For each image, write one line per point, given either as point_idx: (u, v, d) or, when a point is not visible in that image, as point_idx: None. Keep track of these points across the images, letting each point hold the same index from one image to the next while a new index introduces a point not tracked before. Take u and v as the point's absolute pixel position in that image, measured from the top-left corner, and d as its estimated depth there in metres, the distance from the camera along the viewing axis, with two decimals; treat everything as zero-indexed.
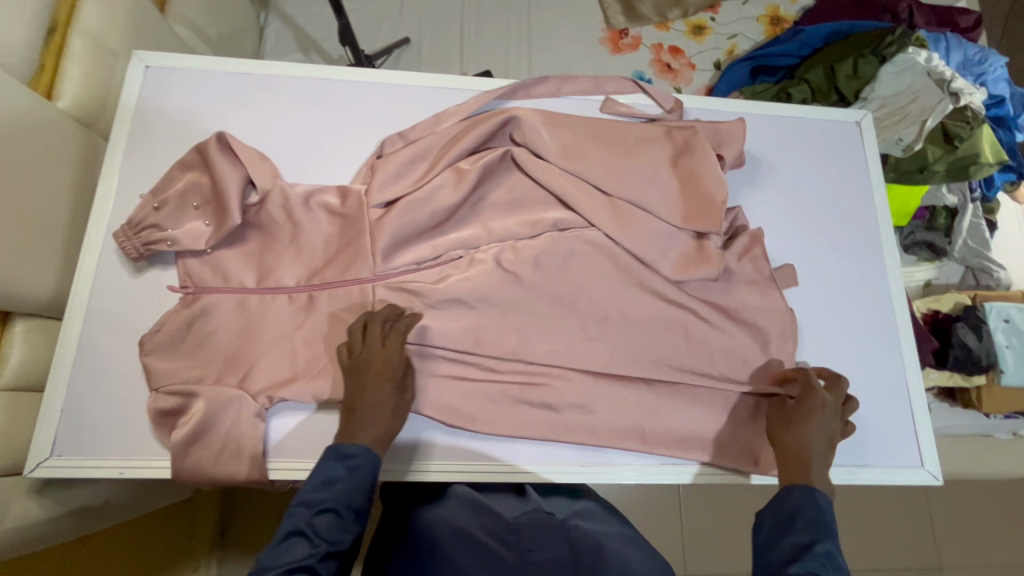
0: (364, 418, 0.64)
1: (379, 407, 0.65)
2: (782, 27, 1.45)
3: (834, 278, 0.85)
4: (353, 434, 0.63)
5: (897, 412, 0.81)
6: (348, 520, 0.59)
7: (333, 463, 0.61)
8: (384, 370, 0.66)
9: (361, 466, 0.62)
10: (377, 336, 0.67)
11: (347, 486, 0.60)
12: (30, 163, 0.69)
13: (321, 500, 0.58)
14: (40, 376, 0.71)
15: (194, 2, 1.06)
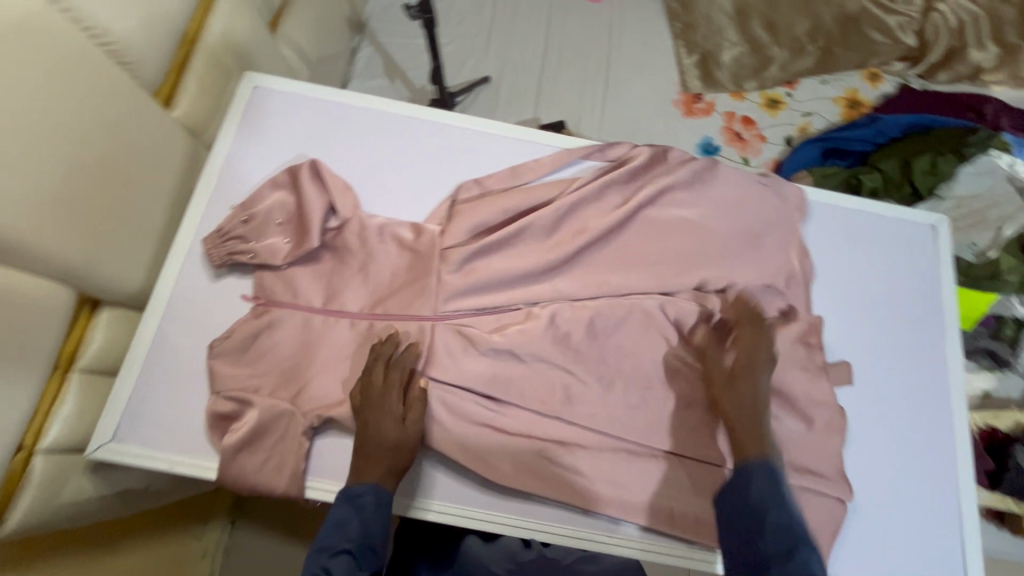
0: (367, 456, 0.68)
1: (382, 441, 0.68)
2: (861, 112, 1.43)
3: (892, 384, 0.83)
4: (359, 472, 0.68)
5: (947, 539, 0.77)
6: (360, 562, 0.63)
7: (344, 505, 0.66)
8: (390, 404, 0.70)
9: (370, 504, 0.66)
10: (379, 376, 0.71)
11: (359, 526, 0.65)
12: (135, 164, 0.75)
13: (335, 543, 0.63)
14: (114, 362, 0.76)
15: (303, 27, 1.14)
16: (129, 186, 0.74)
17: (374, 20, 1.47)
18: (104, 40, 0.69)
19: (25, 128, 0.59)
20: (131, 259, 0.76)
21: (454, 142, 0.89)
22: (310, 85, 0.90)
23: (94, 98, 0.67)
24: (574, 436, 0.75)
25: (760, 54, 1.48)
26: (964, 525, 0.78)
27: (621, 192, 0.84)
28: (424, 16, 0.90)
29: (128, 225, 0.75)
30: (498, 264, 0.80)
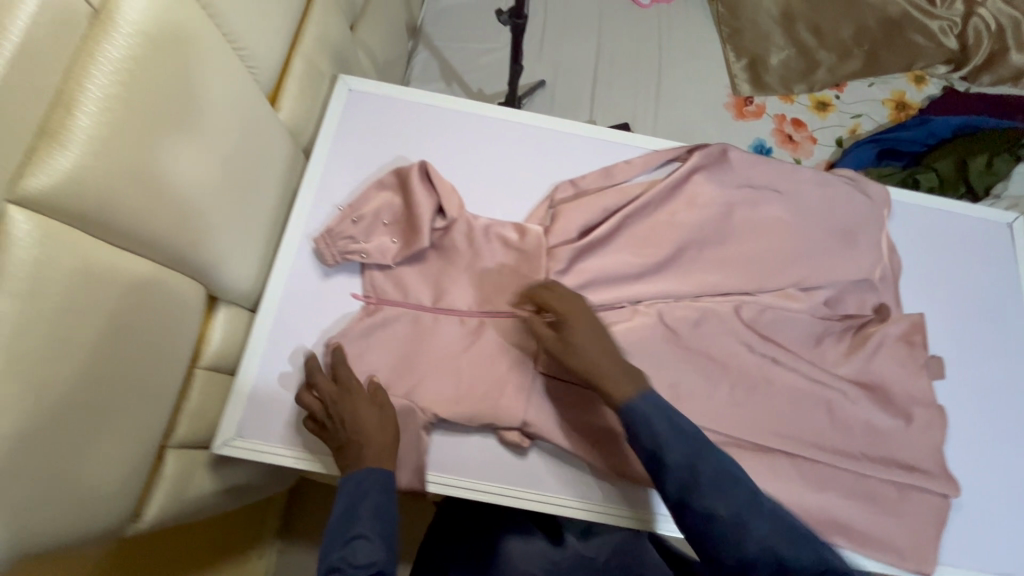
0: (358, 447, 0.68)
1: (366, 429, 0.68)
2: (908, 113, 1.46)
3: (980, 377, 0.86)
4: (354, 464, 0.67)
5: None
6: (378, 544, 0.60)
7: (349, 494, 0.65)
8: (357, 395, 0.71)
9: (374, 489, 0.65)
10: (329, 381, 0.72)
11: (366, 508, 0.63)
12: (256, 164, 0.75)
13: (346, 532, 0.61)
14: (230, 360, 0.77)
15: (374, 31, 1.16)
16: (248, 187, 0.74)
17: (428, 25, 1.49)
18: (237, 42, 0.68)
19: (180, 134, 0.58)
20: (247, 260, 0.76)
21: (545, 144, 0.92)
22: (403, 88, 0.92)
23: (230, 101, 0.66)
24: None
25: (807, 58, 1.51)
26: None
27: (716, 192, 0.86)
28: (516, 21, 0.92)
29: (247, 227, 0.75)
30: (601, 263, 0.82)
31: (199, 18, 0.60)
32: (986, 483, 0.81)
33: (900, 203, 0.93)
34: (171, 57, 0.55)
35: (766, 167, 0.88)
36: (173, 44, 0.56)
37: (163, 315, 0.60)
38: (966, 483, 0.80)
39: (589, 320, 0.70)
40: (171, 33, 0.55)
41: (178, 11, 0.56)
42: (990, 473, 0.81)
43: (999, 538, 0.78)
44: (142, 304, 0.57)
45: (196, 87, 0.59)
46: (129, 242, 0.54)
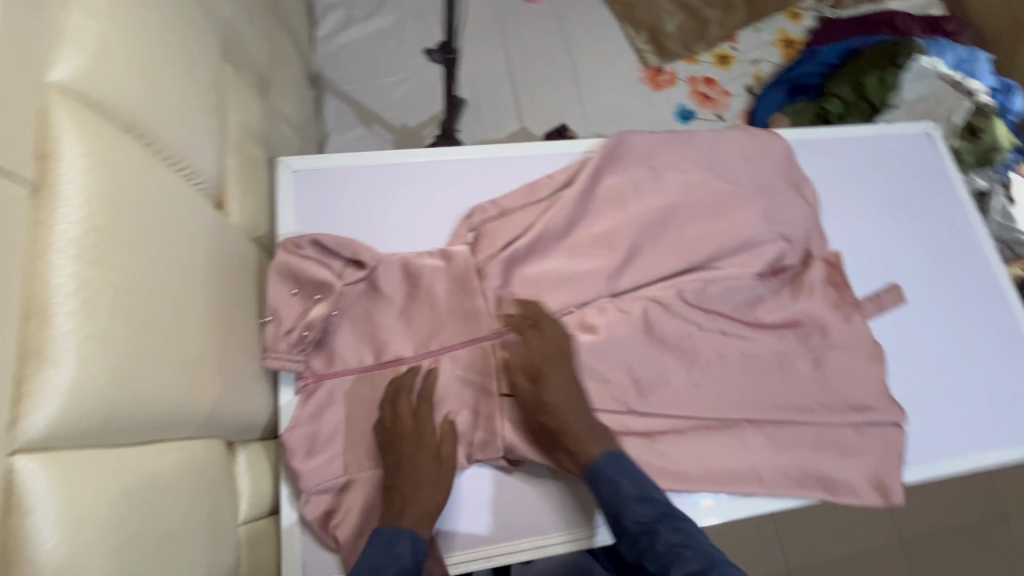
0: (407, 495, 0.65)
1: (421, 481, 0.65)
2: (797, 49, 1.58)
3: (945, 276, 0.95)
4: (398, 515, 0.64)
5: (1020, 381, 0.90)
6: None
7: (383, 552, 0.61)
8: (425, 442, 0.68)
9: (406, 552, 0.61)
10: (410, 410, 0.69)
11: (398, 570, 0.59)
12: (233, 286, 0.68)
13: None
14: (266, 499, 0.69)
15: (284, 96, 1.07)
16: (232, 313, 0.67)
17: (328, 69, 1.39)
18: (179, 164, 0.62)
19: (159, 288, 0.52)
20: (254, 389, 0.69)
21: (512, 172, 0.89)
22: (348, 154, 0.86)
23: (194, 231, 0.60)
24: (732, 411, 0.80)
25: (698, 17, 1.58)
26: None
27: (688, 178, 0.89)
28: (447, 57, 0.87)
29: (243, 355, 0.68)
30: (609, 279, 0.81)
31: (136, 154, 0.53)
32: (946, 373, 0.89)
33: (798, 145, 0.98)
34: (127, 211, 0.50)
35: (722, 142, 0.92)
36: (124, 195, 0.50)
37: (195, 485, 0.55)
38: (927, 382, 0.88)
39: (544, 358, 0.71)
40: (119, 185, 0.50)
41: (116, 158, 0.50)
42: (946, 362, 0.90)
43: (972, 414, 0.87)
44: (175, 483, 0.52)
45: (160, 232, 0.54)
46: (144, 425, 0.49)
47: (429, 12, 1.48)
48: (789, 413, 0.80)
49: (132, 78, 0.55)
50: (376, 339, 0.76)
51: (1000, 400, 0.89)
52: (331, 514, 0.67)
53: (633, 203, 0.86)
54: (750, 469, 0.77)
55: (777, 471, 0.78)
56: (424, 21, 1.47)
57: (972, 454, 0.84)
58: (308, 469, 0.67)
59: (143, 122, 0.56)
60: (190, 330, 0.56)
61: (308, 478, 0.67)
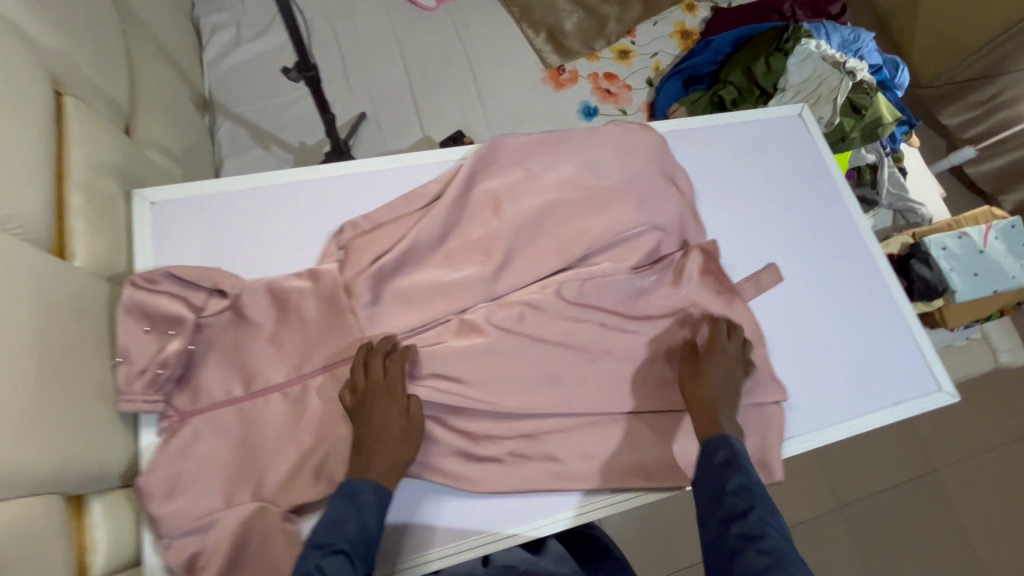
0: (375, 451, 0.67)
1: (386, 439, 0.68)
2: (693, 40, 1.62)
3: (822, 250, 0.99)
4: (364, 471, 0.66)
5: (896, 347, 0.95)
6: (357, 561, 0.60)
7: (345, 502, 0.64)
8: (390, 399, 0.69)
9: (371, 503, 0.64)
10: (379, 369, 0.70)
11: (355, 526, 0.62)
12: (77, 334, 0.65)
13: (331, 542, 0.60)
14: (127, 553, 0.66)
15: (155, 124, 1.03)
16: (75, 360, 0.64)
17: (218, 93, 1.36)
18: None
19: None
20: (108, 436, 0.66)
21: (387, 186, 0.88)
22: (213, 180, 0.83)
23: (16, 276, 0.57)
24: (618, 405, 0.80)
25: (596, 15, 1.60)
26: (906, 325, 0.96)
27: (563, 177, 0.89)
28: (307, 74, 0.85)
29: (91, 401, 0.65)
30: (485, 284, 0.81)
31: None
32: (824, 346, 0.92)
33: (673, 137, 1.01)
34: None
35: (597, 137, 0.93)
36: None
37: (24, 547, 0.52)
38: (807, 356, 0.91)
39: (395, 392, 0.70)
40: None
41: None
42: (825, 335, 0.93)
43: (849, 384, 0.91)
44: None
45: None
46: None
47: (323, 27, 1.46)
48: (675, 401, 0.81)
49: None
50: (244, 369, 0.74)
51: (875, 367, 0.93)
52: (197, 558, 0.64)
53: (508, 206, 0.86)
54: (638, 462, 0.77)
55: (664, 461, 0.78)
56: (318, 37, 1.45)
57: (848, 422, 0.88)
58: (166, 514, 0.64)
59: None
60: (10, 383, 0.53)
61: (169, 523, 0.64)
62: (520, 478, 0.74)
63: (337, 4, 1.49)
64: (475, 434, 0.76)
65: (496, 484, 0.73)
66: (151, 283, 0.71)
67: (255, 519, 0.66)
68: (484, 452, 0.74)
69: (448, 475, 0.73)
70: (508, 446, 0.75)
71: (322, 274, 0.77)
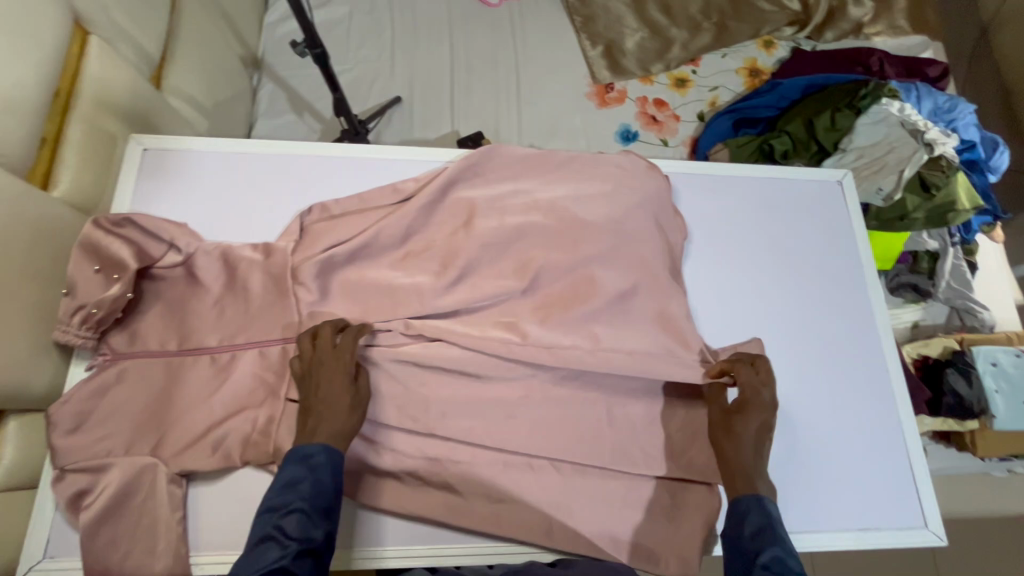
0: (321, 417, 0.65)
1: (333, 405, 0.65)
2: (761, 79, 1.50)
3: (825, 336, 0.88)
4: (310, 434, 0.64)
5: (885, 459, 0.83)
6: (316, 515, 0.58)
7: (295, 466, 0.61)
8: (337, 368, 0.67)
9: (324, 465, 0.62)
10: (330, 340, 0.69)
11: (310, 484, 0.60)
12: (28, 259, 0.69)
13: (286, 501, 0.58)
14: (30, 474, 0.69)
15: (189, 74, 1.08)
16: (18, 284, 0.67)
17: (270, 55, 1.41)
18: None
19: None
20: (35, 361, 0.69)
21: (369, 176, 0.88)
22: (209, 139, 0.87)
23: None
24: (539, 452, 0.74)
25: (661, 37, 1.51)
26: (902, 436, 0.84)
27: (547, 200, 0.84)
28: (313, 51, 0.87)
29: (26, 324, 0.68)
30: (432, 295, 0.77)
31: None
32: (801, 440, 0.82)
33: (680, 181, 0.93)
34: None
35: (595, 165, 0.86)
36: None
37: None
38: (776, 447, 0.81)
39: (340, 367, 0.67)
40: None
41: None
42: (804, 427, 0.83)
43: (819, 489, 0.80)
44: None
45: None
46: None
47: (382, 8, 1.48)
48: (602, 462, 0.74)
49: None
50: (182, 325, 0.74)
51: (855, 476, 0.81)
52: (83, 496, 0.66)
53: (478, 220, 0.82)
54: (543, 518, 0.72)
55: (571, 524, 0.72)
56: (375, 16, 1.47)
57: (802, 535, 0.78)
58: (68, 447, 0.67)
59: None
60: None
61: (64, 457, 0.67)
62: (413, 501, 0.72)
63: None
64: (380, 444, 0.73)
65: (387, 501, 0.71)
66: (114, 226, 0.71)
67: (145, 474, 0.67)
68: (383, 466, 0.71)
69: None
70: (408, 465, 0.72)
71: (274, 248, 0.77)
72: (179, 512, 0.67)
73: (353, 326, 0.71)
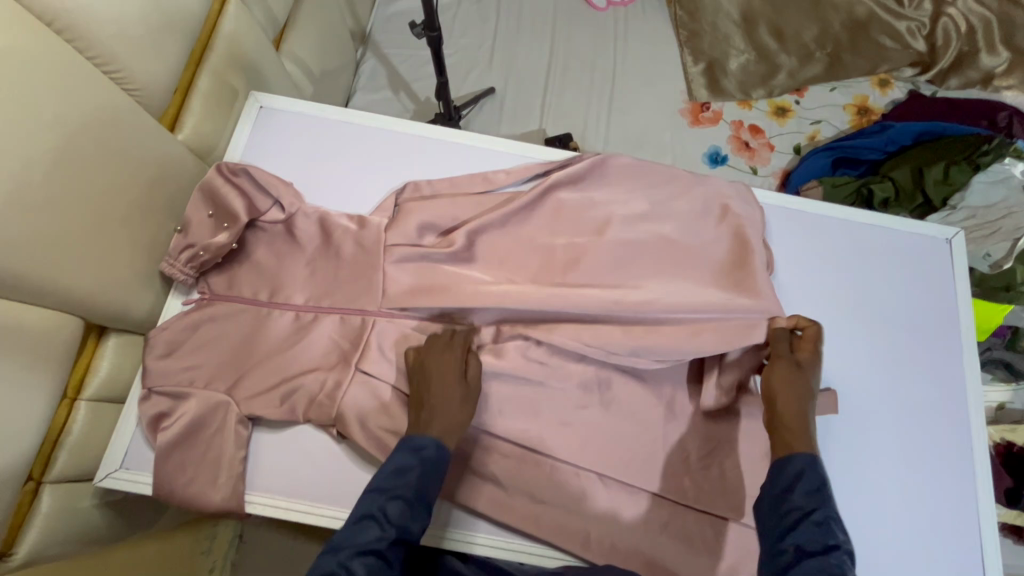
0: (434, 411, 0.64)
1: (446, 401, 0.65)
2: (870, 119, 1.42)
3: (908, 401, 0.83)
4: (424, 427, 0.63)
5: (955, 537, 0.77)
6: (416, 509, 0.58)
7: (405, 454, 0.61)
8: (448, 364, 0.68)
9: (432, 460, 0.61)
10: (443, 338, 0.71)
11: (417, 477, 0.59)
12: (149, 194, 0.75)
13: (391, 487, 0.58)
14: (121, 389, 0.75)
15: (305, 41, 1.13)
16: (137, 215, 0.73)
17: (377, 31, 1.46)
18: (113, 64, 0.68)
19: (29, 163, 0.58)
20: (141, 288, 0.75)
21: (460, 162, 0.90)
22: (320, 105, 0.91)
23: (100, 126, 0.66)
24: (587, 463, 0.73)
25: (768, 62, 1.46)
26: (977, 517, 0.78)
27: (634, 211, 0.83)
28: (430, 34, 0.89)
29: (137, 253, 0.74)
30: (506, 289, 0.78)
31: (43, 45, 0.60)
32: (865, 505, 0.77)
33: (774, 214, 0.90)
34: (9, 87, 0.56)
35: (690, 184, 0.84)
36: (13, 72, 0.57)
37: (25, 349, 0.61)
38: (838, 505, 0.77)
39: (453, 363, 0.68)
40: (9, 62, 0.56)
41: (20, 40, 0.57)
42: (872, 490, 0.78)
43: (879, 557, 0.75)
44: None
45: (47, 117, 0.60)
46: None
47: None
48: (649, 486, 0.73)
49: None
50: (271, 277, 0.79)
51: (921, 550, 0.76)
52: (162, 418, 0.71)
53: (562, 221, 0.82)
54: (581, 528, 0.71)
55: (608, 540, 0.71)
56: (481, 5, 1.49)
57: None
58: (157, 371, 0.72)
59: (69, 15, 0.62)
60: (57, 209, 0.62)
61: (152, 381, 0.72)
62: (457, 487, 0.72)
63: None
64: None
65: None
66: (231, 175, 0.77)
67: (218, 410, 0.72)
68: None
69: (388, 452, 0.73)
70: (457, 450, 0.73)
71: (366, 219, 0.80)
72: (242, 451, 0.71)
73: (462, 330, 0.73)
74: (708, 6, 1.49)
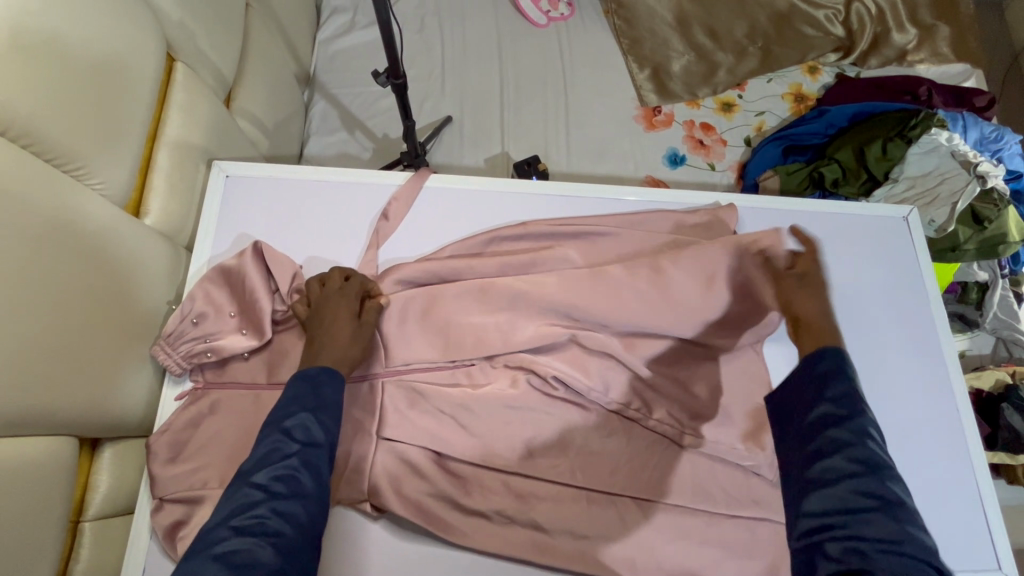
0: (325, 345, 0.69)
1: (336, 338, 0.70)
2: (807, 105, 1.51)
3: (897, 375, 0.89)
4: (315, 358, 0.68)
5: (956, 492, 0.84)
6: (318, 423, 0.62)
7: (299, 383, 0.65)
8: (342, 307, 0.73)
9: (326, 381, 0.66)
10: (337, 281, 0.75)
11: (314, 398, 0.64)
12: (124, 289, 0.70)
13: (289, 410, 0.62)
14: (122, 503, 0.71)
15: (256, 96, 1.09)
16: (115, 312, 0.68)
17: (322, 72, 1.42)
18: (73, 163, 0.64)
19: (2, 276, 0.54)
20: (129, 392, 0.70)
21: (439, 206, 0.89)
22: (289, 167, 0.89)
23: (66, 223, 0.62)
24: (619, 487, 0.75)
25: (706, 61, 1.53)
26: (973, 469, 0.85)
27: (621, 239, 0.87)
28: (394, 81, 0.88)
29: (123, 354, 0.69)
30: (513, 331, 0.78)
31: None
32: None
33: (748, 215, 0.95)
34: None
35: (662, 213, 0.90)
36: None
37: (21, 484, 0.56)
38: None
39: (343, 308, 0.73)
40: None
41: None
42: None
43: None
44: None
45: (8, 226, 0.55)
46: None
47: (432, 27, 1.50)
48: (684, 498, 0.75)
49: (20, 81, 0.57)
50: (273, 356, 0.76)
51: (929, 510, 0.82)
52: (179, 526, 0.67)
53: (556, 253, 0.85)
54: (626, 552, 0.72)
55: (655, 560, 0.72)
56: (425, 35, 1.49)
57: None
58: (166, 476, 0.69)
59: (22, 122, 0.58)
60: (43, 331, 0.58)
61: (165, 486, 0.69)
62: (501, 540, 0.71)
63: (451, 8, 1.53)
64: (467, 481, 0.74)
65: (473, 537, 0.71)
66: (257, 257, 0.77)
67: None
68: (472, 503, 0.72)
69: (428, 515, 0.71)
70: (493, 501, 0.73)
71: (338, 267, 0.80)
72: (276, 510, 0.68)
73: (355, 273, 0.77)
74: (643, 13, 1.55)
